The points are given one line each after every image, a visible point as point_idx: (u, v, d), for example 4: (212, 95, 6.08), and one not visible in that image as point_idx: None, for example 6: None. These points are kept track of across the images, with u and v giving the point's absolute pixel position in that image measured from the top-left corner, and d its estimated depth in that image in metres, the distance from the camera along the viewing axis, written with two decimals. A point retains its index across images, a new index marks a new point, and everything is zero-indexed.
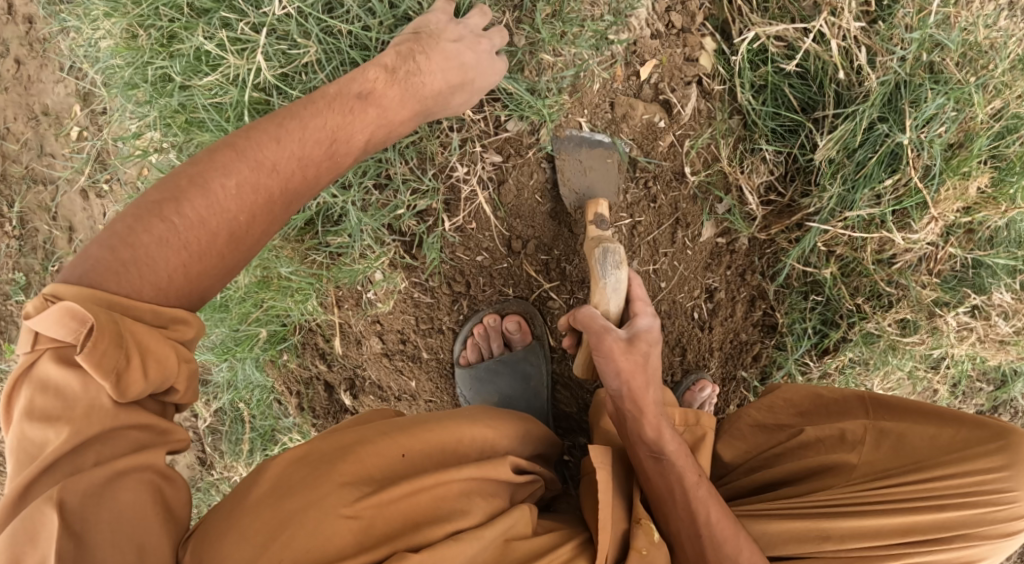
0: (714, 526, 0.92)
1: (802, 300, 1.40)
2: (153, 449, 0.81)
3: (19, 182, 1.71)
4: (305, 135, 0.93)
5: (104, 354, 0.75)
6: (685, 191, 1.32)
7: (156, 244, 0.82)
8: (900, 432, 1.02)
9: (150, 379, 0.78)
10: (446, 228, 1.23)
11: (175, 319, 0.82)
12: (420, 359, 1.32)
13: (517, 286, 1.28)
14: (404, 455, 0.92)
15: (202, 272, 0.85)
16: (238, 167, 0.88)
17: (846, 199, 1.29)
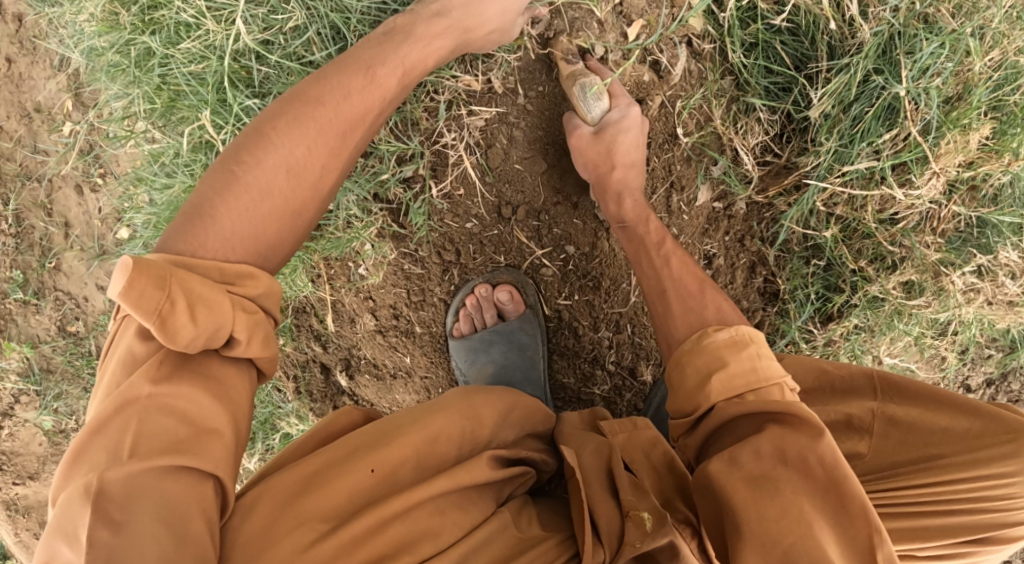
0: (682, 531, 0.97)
1: (804, 266, 1.38)
2: (205, 423, 0.82)
3: (13, 180, 1.70)
4: (355, 95, 0.98)
5: (145, 301, 0.79)
6: (679, 153, 1.29)
7: (236, 208, 0.89)
8: (911, 420, 1.01)
9: (199, 326, 0.81)
10: (433, 194, 1.20)
11: (242, 275, 0.88)
12: (413, 334, 1.30)
13: (508, 253, 1.25)
14: (373, 470, 0.94)
15: (280, 230, 0.93)
16: (310, 131, 0.94)
17: (842, 154, 1.25)
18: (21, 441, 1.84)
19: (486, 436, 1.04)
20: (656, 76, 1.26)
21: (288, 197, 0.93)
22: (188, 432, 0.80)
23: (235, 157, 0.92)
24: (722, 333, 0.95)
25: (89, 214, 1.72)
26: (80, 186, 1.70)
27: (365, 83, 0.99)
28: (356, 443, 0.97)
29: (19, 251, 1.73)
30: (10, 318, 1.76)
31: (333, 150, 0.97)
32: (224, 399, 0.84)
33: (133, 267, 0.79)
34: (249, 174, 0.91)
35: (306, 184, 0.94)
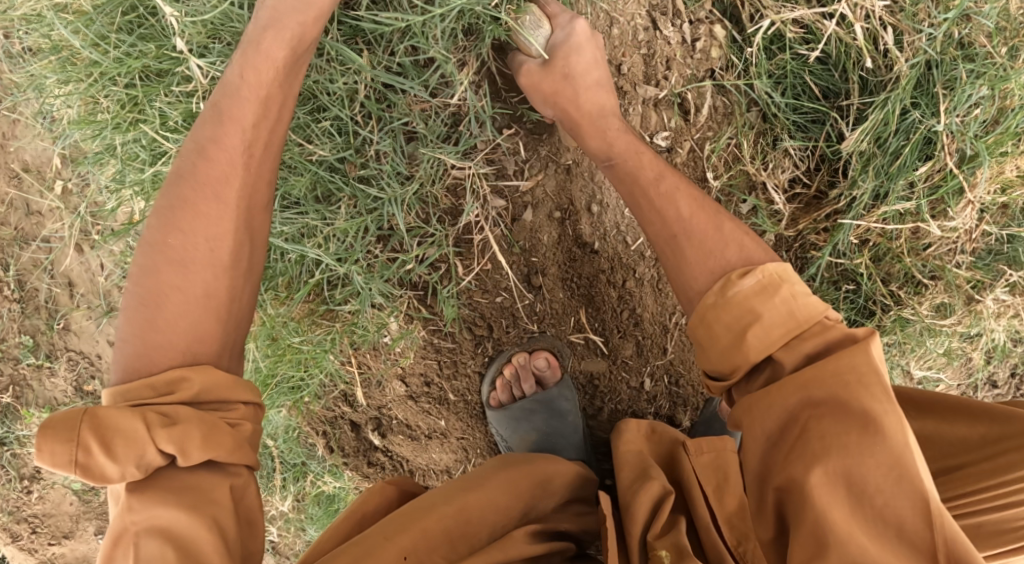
0: (689, 222, 0.90)
1: (834, 289, 1.37)
2: (191, 539, 0.80)
3: (11, 245, 1.67)
4: (220, 155, 0.92)
5: (61, 456, 0.79)
6: (708, 197, 1.25)
7: (143, 324, 0.88)
8: (926, 433, 0.94)
9: (120, 461, 0.80)
10: (461, 277, 1.17)
11: (174, 380, 0.86)
12: (446, 401, 1.28)
13: (542, 321, 1.20)
14: (407, 558, 0.91)
15: (193, 317, 0.89)
16: (190, 220, 0.90)
17: (880, 191, 1.21)
18: (51, 502, 1.82)
19: (521, 508, 1.02)
20: (684, 119, 1.21)
21: (198, 283, 0.90)
22: (177, 556, 0.79)
23: (138, 277, 0.90)
24: (748, 278, 0.83)
25: (92, 274, 1.67)
26: (81, 247, 1.65)
27: (212, 142, 0.93)
28: (387, 527, 0.96)
29: (25, 315, 1.70)
30: (23, 381, 1.74)
31: (215, 223, 0.91)
32: (195, 502, 0.82)
33: (42, 428, 0.79)
34: (146, 286, 0.89)
35: (201, 264, 0.90)
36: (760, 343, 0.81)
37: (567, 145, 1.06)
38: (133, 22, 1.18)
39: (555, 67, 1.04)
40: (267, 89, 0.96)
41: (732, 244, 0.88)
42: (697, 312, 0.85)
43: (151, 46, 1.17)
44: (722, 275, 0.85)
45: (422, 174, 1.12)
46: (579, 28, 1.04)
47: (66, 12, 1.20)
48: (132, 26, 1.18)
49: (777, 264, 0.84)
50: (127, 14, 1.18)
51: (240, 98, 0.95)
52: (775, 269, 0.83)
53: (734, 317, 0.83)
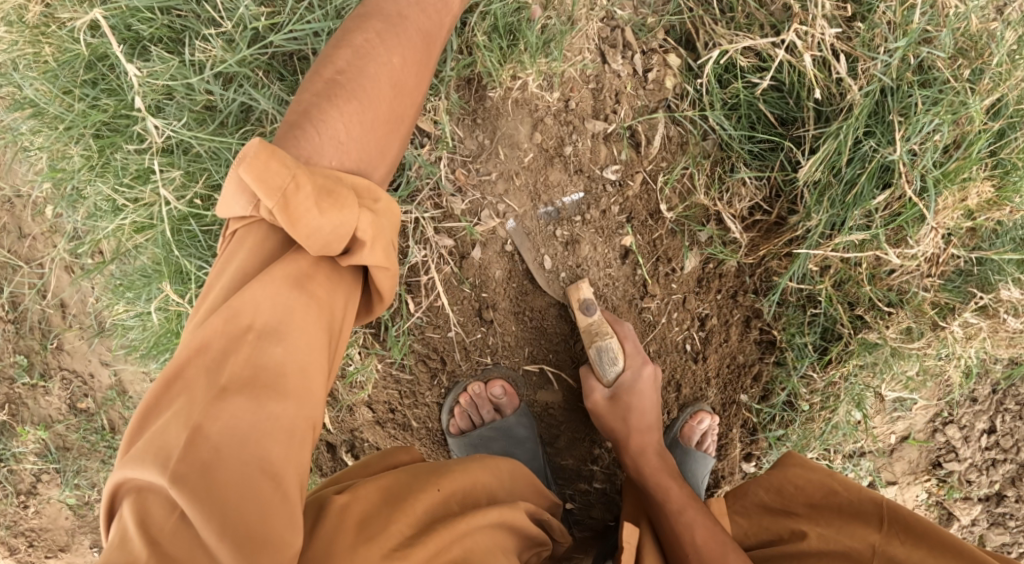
0: (700, 547, 0.97)
1: (800, 313, 1.37)
2: (297, 351, 0.81)
3: (5, 268, 1.73)
4: (404, 26, 0.97)
5: (276, 178, 0.80)
6: (663, 228, 1.25)
7: (350, 116, 0.91)
8: (913, 562, 0.93)
9: (325, 217, 0.82)
10: (411, 313, 1.21)
11: (358, 185, 0.89)
12: (410, 427, 1.28)
13: (496, 353, 1.23)
14: (438, 490, 0.93)
15: (378, 140, 0.94)
16: (395, 56, 0.95)
17: (835, 222, 1.21)
18: (46, 517, 1.87)
19: (512, 494, 1.02)
20: (636, 152, 1.22)
21: (389, 107, 0.95)
22: (286, 363, 0.80)
23: (313, 86, 0.92)
24: None
25: (84, 295, 1.74)
26: (71, 269, 1.72)
27: (409, 1, 0.99)
28: (426, 470, 0.97)
29: (20, 335, 1.76)
30: (19, 399, 1.79)
31: (408, 70, 0.97)
32: (315, 323, 0.83)
33: (267, 153, 0.80)
34: (336, 89, 0.91)
35: (353, 129, 0.91)
36: None
37: (613, 356, 1.13)
38: (95, 78, 1.25)
39: (618, 399, 1.13)
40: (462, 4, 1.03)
41: None
42: None
43: (111, 100, 1.24)
44: None
45: None
46: (645, 372, 1.14)
47: (29, 67, 1.26)
48: (95, 81, 1.25)
49: None
50: (88, 72, 1.25)
51: (406, 5, 0.98)
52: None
53: None
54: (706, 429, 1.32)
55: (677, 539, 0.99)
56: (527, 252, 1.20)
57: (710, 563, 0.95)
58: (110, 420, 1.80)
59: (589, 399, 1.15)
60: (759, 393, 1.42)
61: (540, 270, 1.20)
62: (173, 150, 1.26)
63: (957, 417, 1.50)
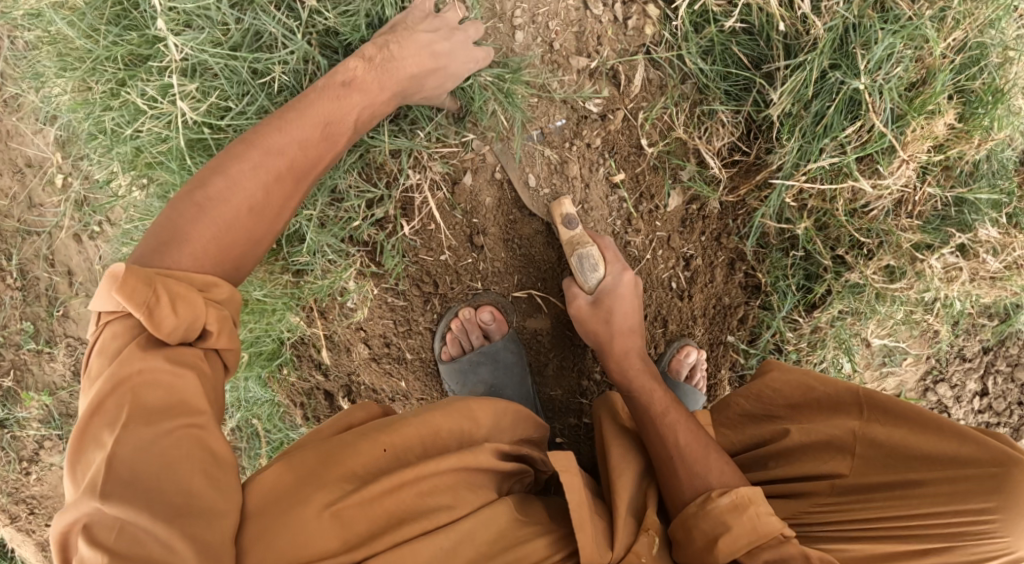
0: (683, 448, 1.01)
1: (783, 257, 1.38)
2: (191, 397, 0.84)
3: (14, 235, 1.76)
4: (304, 120, 1.01)
5: (136, 294, 0.83)
6: (645, 164, 1.29)
7: (194, 214, 0.91)
8: (893, 443, 0.95)
9: (179, 315, 0.85)
10: (405, 233, 1.25)
11: (207, 283, 0.89)
12: (405, 360, 1.34)
13: (485, 278, 1.28)
14: (386, 450, 0.93)
15: (241, 249, 0.94)
16: (261, 169, 0.96)
17: (806, 150, 1.25)
18: (49, 484, 1.89)
19: (483, 435, 1.01)
20: (616, 89, 1.26)
21: (253, 201, 0.95)
22: (177, 399, 0.83)
23: (187, 188, 0.94)
24: (724, 498, 0.94)
25: (89, 261, 1.77)
26: (78, 236, 1.75)
27: (278, 130, 0.99)
28: (367, 428, 0.96)
29: (26, 302, 1.79)
30: (24, 366, 1.82)
31: (276, 177, 0.97)
32: (199, 372, 0.86)
33: (132, 274, 0.83)
34: (199, 191, 0.93)
35: (251, 196, 0.95)
36: (730, 549, 0.90)
37: (593, 263, 1.18)
38: (120, 13, 1.28)
39: (600, 304, 1.18)
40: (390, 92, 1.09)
41: (714, 470, 0.98)
42: (679, 517, 0.96)
43: (134, 33, 1.27)
44: (704, 493, 0.96)
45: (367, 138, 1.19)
46: (626, 278, 1.19)
47: (61, 7, 1.30)
48: (119, 16, 1.28)
49: (750, 487, 0.94)
50: (114, 7, 1.27)
51: (288, 140, 0.99)
52: (744, 492, 0.93)
53: (711, 528, 0.93)
54: (693, 363, 1.38)
55: (662, 442, 1.03)
56: (515, 177, 1.25)
57: (691, 461, 1.00)
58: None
59: (572, 306, 1.20)
60: (746, 335, 1.43)
61: (526, 191, 1.25)
62: (189, 76, 1.28)
63: (947, 374, 1.52)
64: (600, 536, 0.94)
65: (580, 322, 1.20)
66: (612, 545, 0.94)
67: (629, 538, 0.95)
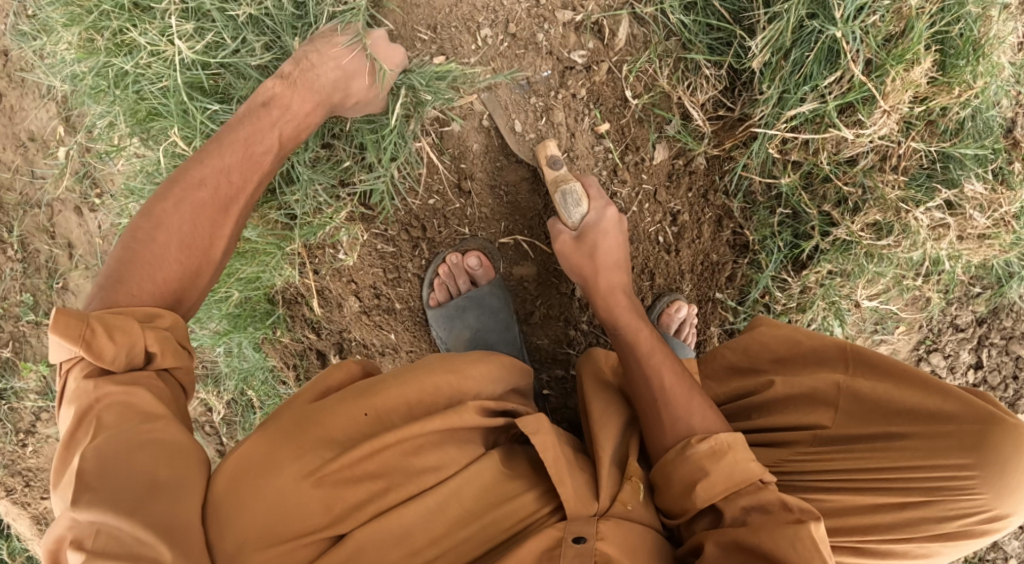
0: (665, 390, 1.00)
1: (770, 216, 1.39)
2: (149, 411, 0.84)
3: (16, 208, 1.77)
4: (223, 147, 1.06)
5: (71, 330, 0.82)
6: (630, 116, 1.32)
7: (131, 261, 0.92)
8: (878, 396, 0.97)
9: (119, 343, 0.84)
10: (393, 174, 1.29)
11: (152, 314, 0.89)
12: (394, 311, 1.38)
13: (472, 224, 1.33)
14: (367, 414, 0.90)
15: (185, 282, 0.96)
16: (188, 203, 0.99)
17: (783, 100, 1.27)
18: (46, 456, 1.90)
19: (471, 390, 0.97)
20: (601, 42, 1.28)
21: (189, 240, 0.98)
22: (138, 414, 0.83)
23: (131, 236, 0.95)
24: (703, 444, 0.93)
25: (90, 233, 1.78)
26: (78, 208, 1.76)
27: (198, 162, 1.04)
28: (346, 393, 0.93)
29: (27, 274, 1.80)
30: (24, 338, 1.82)
31: (207, 207, 1.01)
32: (155, 397, 0.85)
33: (63, 312, 0.81)
34: (134, 240, 0.95)
35: (182, 233, 0.97)
36: (707, 495, 0.90)
37: (577, 198, 1.22)
38: None
39: (584, 239, 1.21)
40: (312, 102, 1.15)
41: (696, 412, 0.97)
42: (659, 463, 0.96)
43: None
44: (683, 439, 0.95)
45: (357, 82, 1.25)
46: (609, 214, 1.21)
47: None
48: None
49: (729, 433, 0.93)
50: None
51: (210, 171, 1.03)
52: (724, 438, 0.93)
53: (690, 473, 0.93)
54: (683, 318, 1.40)
55: (645, 383, 1.02)
56: (501, 124, 1.29)
57: (670, 401, 0.99)
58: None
59: (557, 242, 1.23)
60: (736, 294, 1.44)
61: (511, 135, 1.29)
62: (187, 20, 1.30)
63: (941, 343, 1.53)
64: (583, 484, 0.93)
65: (565, 258, 1.22)
66: (596, 493, 0.93)
67: (613, 484, 0.94)
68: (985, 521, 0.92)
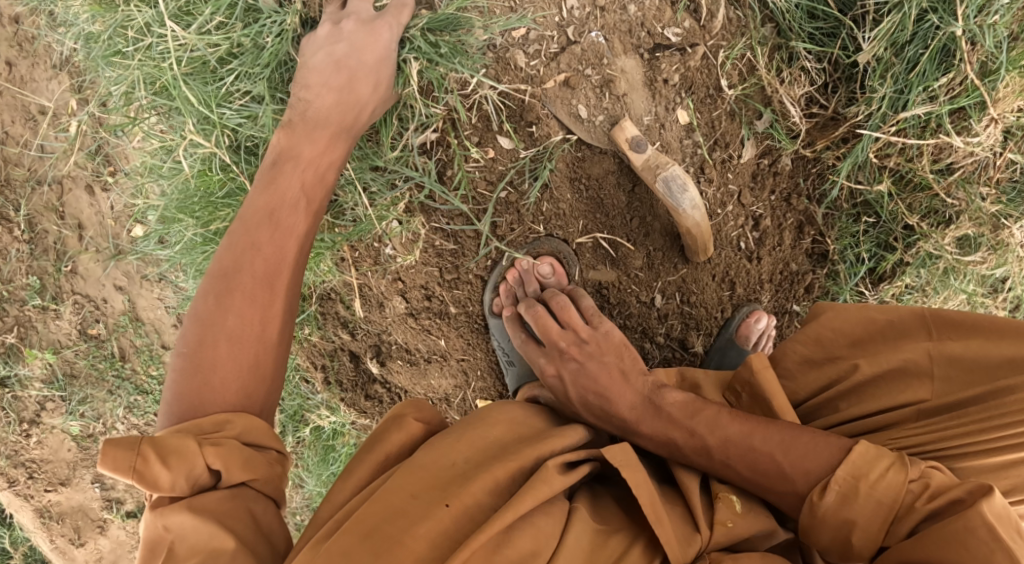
0: (748, 439, 0.82)
1: (853, 224, 1.29)
2: (212, 540, 0.75)
3: (23, 185, 1.56)
4: (256, 230, 0.91)
5: (120, 462, 0.75)
6: (722, 108, 1.20)
7: (195, 370, 0.84)
8: (973, 354, 0.80)
9: (173, 470, 0.76)
10: (468, 164, 1.19)
11: (218, 422, 0.82)
12: (447, 315, 1.28)
13: (548, 221, 1.23)
14: (449, 506, 0.76)
15: (255, 378, 0.86)
16: (249, 297, 0.88)
17: (898, 100, 1.16)
18: (48, 448, 1.68)
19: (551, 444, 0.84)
20: (697, 23, 1.17)
21: (249, 333, 0.87)
22: (203, 549, 0.75)
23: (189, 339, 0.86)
24: (828, 495, 0.75)
25: (103, 214, 1.58)
26: (90, 187, 1.56)
27: (246, 243, 0.90)
28: (409, 477, 0.78)
29: (33, 256, 1.58)
30: (27, 323, 1.61)
31: (260, 290, 0.89)
32: (223, 525, 0.77)
33: (108, 443, 0.76)
34: (198, 344, 0.85)
35: (240, 328, 0.86)
36: (869, 542, 0.74)
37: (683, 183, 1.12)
38: None
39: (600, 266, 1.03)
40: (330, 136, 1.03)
41: (788, 457, 0.79)
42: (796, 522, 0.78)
43: None
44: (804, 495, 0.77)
45: (441, 61, 1.11)
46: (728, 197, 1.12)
47: None
48: None
49: (843, 466, 0.75)
50: None
51: (254, 251, 0.90)
52: (844, 475, 0.75)
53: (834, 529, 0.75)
54: (763, 331, 1.26)
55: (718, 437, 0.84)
56: (561, 112, 1.17)
57: (754, 459, 0.81)
58: (122, 348, 1.63)
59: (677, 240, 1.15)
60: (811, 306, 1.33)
61: (577, 123, 1.18)
62: None
63: None
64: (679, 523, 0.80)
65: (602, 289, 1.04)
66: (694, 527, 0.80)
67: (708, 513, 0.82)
68: None
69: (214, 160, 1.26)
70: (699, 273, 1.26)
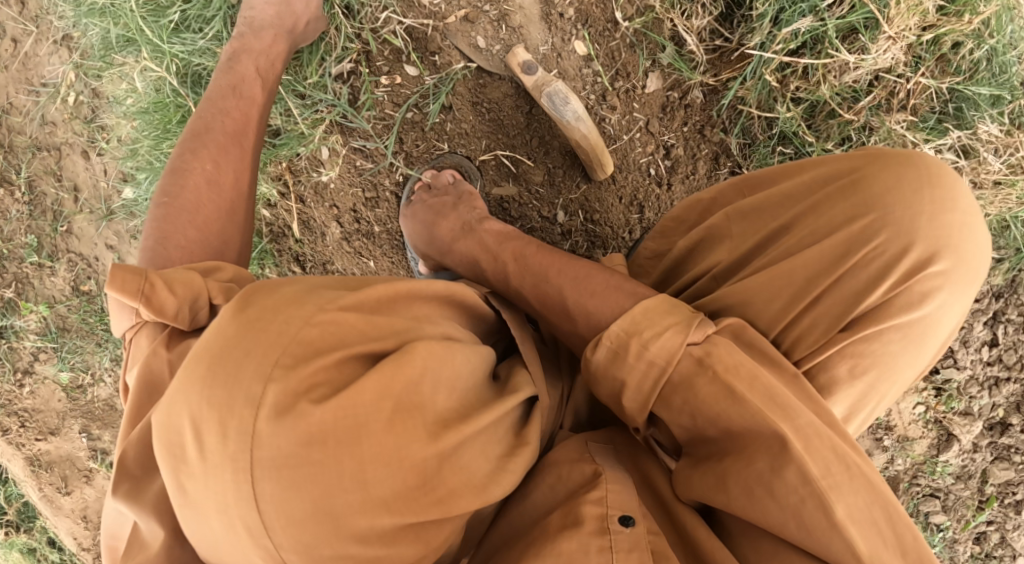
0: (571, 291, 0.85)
1: (769, 154, 1.32)
2: None
3: (24, 151, 1.56)
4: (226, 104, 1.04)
5: (129, 285, 0.74)
6: (621, 40, 1.27)
7: (172, 218, 0.90)
8: (760, 204, 0.85)
9: (181, 298, 0.76)
10: (376, 85, 1.28)
11: (211, 269, 0.83)
12: (373, 235, 1.36)
13: (451, 139, 1.31)
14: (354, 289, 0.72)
15: (226, 226, 0.95)
16: (228, 153, 1.00)
17: (778, 18, 1.23)
18: (39, 399, 1.68)
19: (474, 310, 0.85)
20: None
21: (225, 187, 0.97)
22: None
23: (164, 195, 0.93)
24: (600, 350, 0.79)
25: (98, 179, 1.57)
26: (87, 152, 1.56)
27: (216, 112, 1.03)
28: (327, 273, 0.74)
29: (31, 216, 1.58)
30: (26, 281, 1.62)
31: (234, 151, 1.00)
32: None
33: (117, 268, 0.75)
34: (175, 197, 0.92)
35: (216, 180, 0.96)
36: (637, 402, 0.78)
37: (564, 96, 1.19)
38: None
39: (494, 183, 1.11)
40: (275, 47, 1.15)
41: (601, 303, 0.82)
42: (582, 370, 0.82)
43: None
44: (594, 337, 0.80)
45: None
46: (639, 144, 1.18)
47: None
48: None
49: (618, 323, 0.78)
50: None
51: (219, 116, 1.02)
52: (617, 331, 0.78)
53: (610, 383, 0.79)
54: None
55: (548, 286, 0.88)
56: (461, 44, 1.25)
57: (545, 296, 0.87)
58: None
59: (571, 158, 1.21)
60: None
61: (476, 53, 1.25)
62: None
63: None
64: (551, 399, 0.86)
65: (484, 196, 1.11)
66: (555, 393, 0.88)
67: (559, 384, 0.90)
68: (917, 266, 0.76)
69: (165, 85, 1.39)
70: (603, 193, 1.32)
